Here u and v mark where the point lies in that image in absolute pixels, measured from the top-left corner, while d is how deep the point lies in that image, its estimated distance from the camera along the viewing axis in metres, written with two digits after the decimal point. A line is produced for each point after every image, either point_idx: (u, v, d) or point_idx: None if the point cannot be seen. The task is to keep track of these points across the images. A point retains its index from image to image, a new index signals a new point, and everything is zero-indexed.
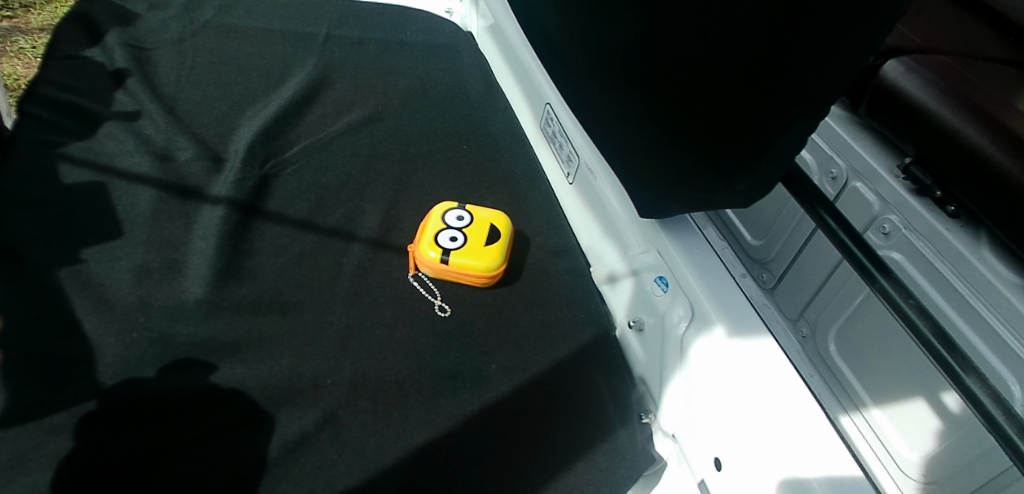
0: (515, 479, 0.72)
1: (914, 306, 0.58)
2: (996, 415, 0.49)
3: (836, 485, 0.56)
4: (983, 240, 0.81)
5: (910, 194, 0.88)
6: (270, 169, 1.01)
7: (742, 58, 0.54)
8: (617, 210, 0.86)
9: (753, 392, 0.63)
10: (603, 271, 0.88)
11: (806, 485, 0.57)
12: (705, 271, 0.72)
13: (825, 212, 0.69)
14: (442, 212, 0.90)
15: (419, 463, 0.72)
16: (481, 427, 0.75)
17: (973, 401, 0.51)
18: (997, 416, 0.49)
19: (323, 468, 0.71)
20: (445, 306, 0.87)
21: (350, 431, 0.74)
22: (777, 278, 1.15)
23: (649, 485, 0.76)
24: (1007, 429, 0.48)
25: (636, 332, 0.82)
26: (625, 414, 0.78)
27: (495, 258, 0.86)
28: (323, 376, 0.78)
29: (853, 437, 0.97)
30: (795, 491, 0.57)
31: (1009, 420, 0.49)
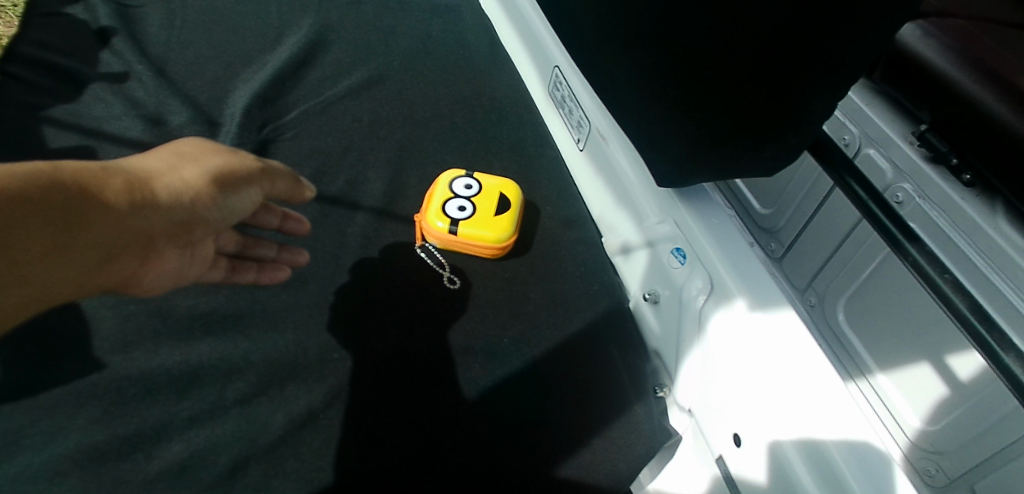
0: (529, 457, 0.71)
1: (950, 281, 0.56)
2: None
3: (854, 450, 0.55)
4: (999, 210, 0.79)
5: (926, 162, 0.84)
6: (268, 134, 0.97)
7: (771, 26, 0.50)
8: (631, 178, 0.82)
9: (772, 365, 0.61)
10: (616, 242, 0.86)
11: (823, 449, 0.56)
12: (725, 242, 0.70)
13: (852, 180, 0.66)
14: (449, 180, 0.86)
15: (431, 440, 0.71)
16: (492, 404, 0.74)
17: (1011, 380, 0.49)
18: None
19: (332, 445, 0.69)
20: (455, 279, 0.84)
21: (359, 407, 0.72)
22: (785, 247, 1.12)
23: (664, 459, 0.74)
24: None
25: (651, 304, 0.80)
26: (641, 387, 0.77)
27: (505, 229, 0.82)
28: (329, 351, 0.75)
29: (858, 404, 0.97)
30: (810, 453, 0.56)
31: None
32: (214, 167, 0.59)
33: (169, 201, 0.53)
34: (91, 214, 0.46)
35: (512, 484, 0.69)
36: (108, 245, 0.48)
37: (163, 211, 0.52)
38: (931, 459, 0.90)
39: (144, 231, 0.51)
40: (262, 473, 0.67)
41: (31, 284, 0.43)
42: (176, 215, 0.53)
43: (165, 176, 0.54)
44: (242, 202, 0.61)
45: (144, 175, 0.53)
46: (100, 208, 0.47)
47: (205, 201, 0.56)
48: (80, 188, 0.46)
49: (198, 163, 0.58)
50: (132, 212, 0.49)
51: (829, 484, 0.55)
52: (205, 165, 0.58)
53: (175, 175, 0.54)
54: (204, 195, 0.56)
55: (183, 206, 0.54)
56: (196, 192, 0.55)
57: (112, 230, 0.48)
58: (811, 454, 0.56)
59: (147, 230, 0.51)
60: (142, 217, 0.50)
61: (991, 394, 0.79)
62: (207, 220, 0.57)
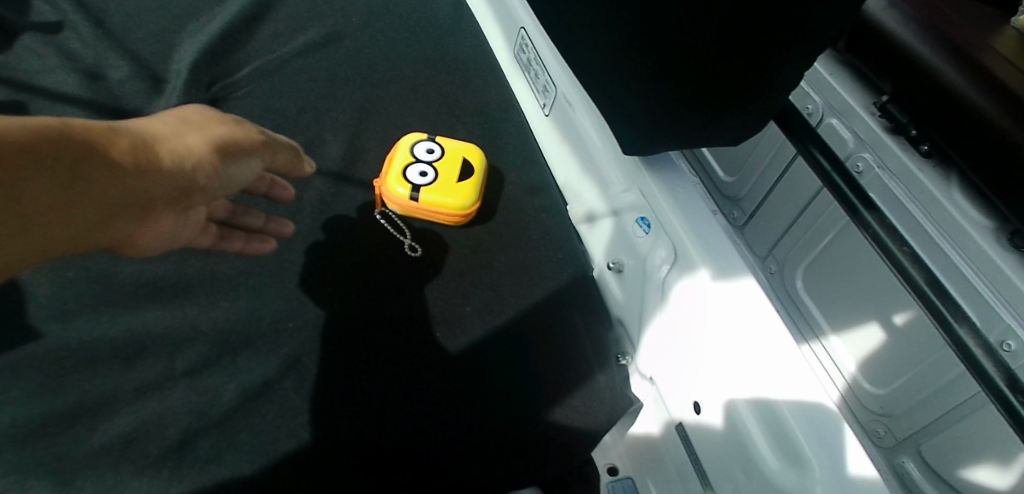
0: (490, 424, 0.70)
1: (909, 253, 0.56)
2: (986, 365, 0.50)
3: (807, 413, 0.56)
4: (953, 180, 0.79)
5: (886, 133, 0.83)
6: (218, 92, 0.91)
7: None
8: (597, 145, 0.81)
9: (732, 333, 0.62)
10: (580, 210, 0.84)
11: (777, 412, 0.57)
12: (689, 211, 0.69)
13: (817, 151, 0.66)
14: (411, 144, 0.83)
15: (391, 409, 0.69)
16: (453, 371, 0.73)
17: (964, 352, 0.52)
18: (986, 366, 0.50)
19: (288, 416, 0.67)
20: (416, 246, 0.81)
21: (316, 377, 0.70)
22: (748, 215, 1.14)
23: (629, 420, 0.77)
24: (997, 381, 0.49)
25: (615, 273, 0.79)
26: (602, 356, 0.76)
27: (468, 196, 0.80)
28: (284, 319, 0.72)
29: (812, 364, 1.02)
30: (764, 412, 0.58)
31: (999, 371, 0.50)
32: (220, 136, 0.59)
33: (173, 166, 0.53)
34: (98, 171, 0.47)
35: (472, 455, 0.68)
36: (112, 204, 0.48)
37: (168, 176, 0.52)
38: (881, 422, 0.94)
39: (148, 193, 0.51)
40: (214, 444, 0.64)
41: (34, 230, 0.44)
42: (180, 180, 0.53)
43: (172, 141, 0.54)
44: (242, 174, 0.61)
45: (152, 139, 0.53)
46: (106, 165, 0.47)
47: (206, 169, 0.56)
48: (91, 145, 0.47)
49: (204, 132, 0.58)
50: (138, 175, 0.49)
51: (785, 449, 0.57)
52: (211, 133, 0.58)
53: (180, 141, 0.55)
54: (208, 163, 0.56)
55: (186, 174, 0.54)
56: (201, 160, 0.55)
57: (117, 189, 0.48)
58: (765, 416, 0.58)
59: (150, 193, 0.51)
60: (147, 179, 0.50)
61: (938, 360, 0.82)
62: (206, 188, 0.57)
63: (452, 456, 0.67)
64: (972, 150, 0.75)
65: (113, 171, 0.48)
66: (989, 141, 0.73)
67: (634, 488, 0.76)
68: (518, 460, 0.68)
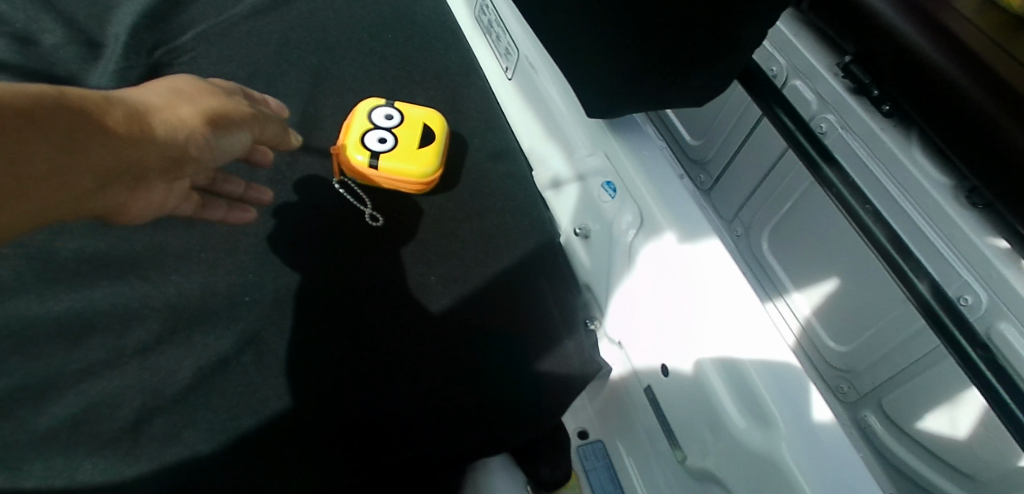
0: (460, 393, 0.68)
1: (872, 211, 0.56)
2: (945, 321, 0.52)
3: (771, 370, 0.56)
4: (914, 139, 0.79)
5: (849, 93, 0.83)
6: (161, 58, 0.86)
7: None
8: (560, 109, 0.79)
9: (698, 295, 0.62)
10: (546, 175, 0.82)
11: (742, 369, 0.57)
12: (654, 173, 0.68)
13: (781, 111, 0.65)
14: (369, 108, 0.79)
15: (355, 381, 0.67)
16: (420, 340, 0.70)
17: (925, 308, 0.53)
18: (945, 322, 0.52)
19: (248, 392, 0.64)
20: (377, 215, 0.77)
21: (276, 352, 0.67)
22: (713, 178, 1.14)
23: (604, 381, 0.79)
24: (956, 336, 0.52)
25: (582, 239, 0.78)
26: (570, 322, 0.74)
27: (429, 164, 0.77)
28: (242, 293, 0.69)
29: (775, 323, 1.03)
30: (729, 370, 0.59)
31: (958, 325, 0.52)
32: (212, 107, 0.56)
33: (167, 135, 0.50)
34: (95, 138, 0.44)
35: (438, 429, 0.66)
36: (110, 173, 0.45)
37: (163, 145, 0.50)
38: (845, 378, 0.96)
39: (143, 163, 0.48)
40: (169, 424, 0.61)
41: (34, 201, 0.40)
42: (173, 150, 0.51)
43: (165, 111, 0.51)
44: (232, 146, 0.59)
45: (144, 107, 0.50)
46: (102, 133, 0.44)
47: (198, 139, 0.53)
48: (86, 110, 0.44)
49: (195, 101, 0.55)
50: (134, 143, 0.47)
51: (749, 407, 0.57)
52: (201, 103, 0.56)
53: (173, 112, 0.52)
54: (201, 134, 0.54)
55: (179, 144, 0.51)
56: (193, 131, 0.53)
57: (113, 156, 0.45)
58: (729, 373, 0.59)
59: (145, 162, 0.48)
60: (143, 148, 0.48)
61: (902, 314, 0.83)
62: (198, 158, 0.55)
63: (420, 427, 0.66)
64: (933, 110, 0.75)
65: (109, 140, 0.45)
66: (950, 105, 0.72)
67: (605, 451, 0.77)
68: (488, 428, 0.67)
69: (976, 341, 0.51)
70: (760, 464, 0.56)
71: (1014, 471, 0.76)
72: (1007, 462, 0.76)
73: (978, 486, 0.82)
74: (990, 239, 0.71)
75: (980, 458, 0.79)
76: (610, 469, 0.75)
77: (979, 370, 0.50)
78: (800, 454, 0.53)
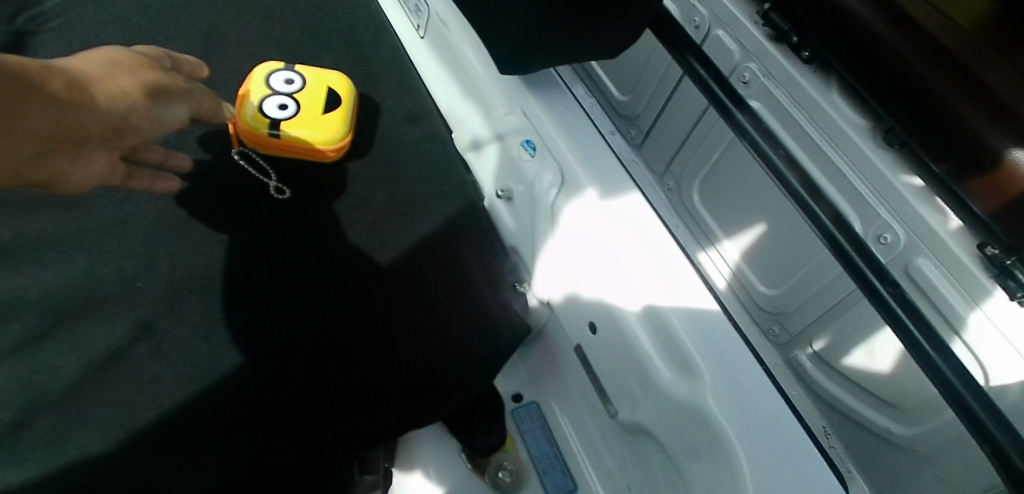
0: (388, 365, 0.64)
1: (783, 155, 0.56)
2: (856, 260, 0.53)
3: (692, 318, 0.57)
4: (833, 85, 0.78)
5: (769, 41, 0.82)
6: (16, 16, 0.73)
7: None
8: (476, 67, 0.76)
9: (620, 250, 0.61)
10: (465, 137, 0.78)
11: (664, 320, 0.58)
12: (572, 129, 0.67)
13: (693, 59, 0.64)
14: (268, 73, 0.71)
15: (269, 361, 0.61)
16: (342, 312, 0.65)
17: (837, 250, 0.53)
18: (856, 261, 0.53)
19: (147, 386, 0.57)
20: (282, 187, 0.69)
21: (176, 341, 0.60)
22: (644, 133, 1.13)
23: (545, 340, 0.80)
24: (867, 274, 0.52)
25: (505, 201, 0.76)
26: (496, 287, 0.72)
27: (336, 130, 0.69)
28: (131, 279, 0.61)
29: (710, 272, 1.05)
30: (652, 322, 0.59)
31: (867, 263, 0.53)
32: (152, 79, 0.56)
33: (109, 105, 0.50)
34: (39, 103, 0.44)
35: (364, 411, 0.62)
36: (61, 138, 0.45)
37: (106, 113, 0.49)
38: (776, 321, 0.99)
39: (89, 130, 0.48)
40: (55, 425, 0.55)
41: None
42: (119, 119, 0.51)
43: (106, 81, 0.51)
44: (173, 117, 0.58)
45: (85, 77, 0.49)
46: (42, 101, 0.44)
47: (141, 110, 0.53)
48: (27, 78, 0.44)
49: (133, 72, 0.54)
50: (75, 112, 0.46)
51: (674, 358, 0.58)
52: (140, 73, 0.55)
53: (110, 83, 0.51)
54: (143, 104, 0.53)
55: (119, 114, 0.51)
56: (135, 101, 0.52)
57: (60, 122, 0.45)
58: (653, 322, 0.59)
59: (93, 131, 0.48)
60: (87, 116, 0.48)
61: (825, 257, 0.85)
62: (142, 130, 0.54)
63: (344, 409, 0.61)
64: (849, 55, 0.74)
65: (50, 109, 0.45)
66: (865, 49, 0.73)
67: (539, 411, 0.79)
68: (417, 404, 0.64)
69: (886, 279, 0.52)
70: (687, 413, 0.56)
71: (931, 398, 0.78)
72: (924, 391, 0.78)
73: (900, 414, 0.84)
74: (906, 178, 0.72)
75: (902, 387, 0.81)
76: (545, 429, 0.78)
77: (888, 306, 0.51)
78: (724, 399, 0.54)
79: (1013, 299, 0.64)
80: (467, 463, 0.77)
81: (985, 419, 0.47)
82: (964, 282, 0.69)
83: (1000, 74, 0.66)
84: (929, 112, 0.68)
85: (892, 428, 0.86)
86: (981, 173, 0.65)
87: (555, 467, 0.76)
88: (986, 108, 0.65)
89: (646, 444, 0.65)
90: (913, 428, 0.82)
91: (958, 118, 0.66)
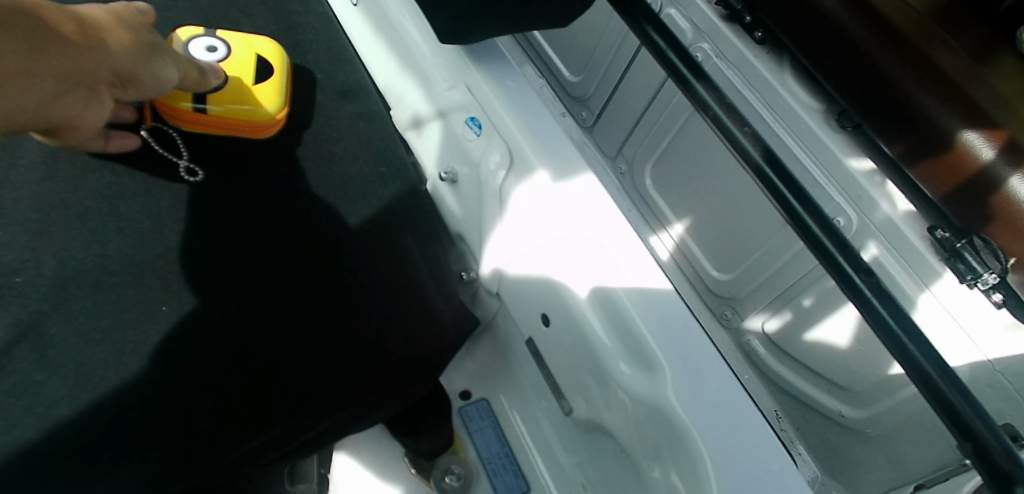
0: (300, 368, 0.56)
1: (749, 134, 0.53)
2: (828, 246, 0.49)
3: (646, 303, 0.54)
4: (785, 65, 0.75)
5: (722, 20, 0.78)
6: None
7: None
8: (415, 39, 0.70)
9: (572, 237, 0.57)
10: (404, 115, 0.71)
11: (621, 311, 0.54)
12: (520, 105, 0.63)
13: (651, 29, 0.59)
14: (188, 37, 0.62)
15: (169, 365, 0.52)
16: (254, 308, 0.56)
17: (806, 234, 0.50)
18: (830, 249, 0.49)
19: (27, 397, 0.48)
20: (195, 168, 0.59)
21: (65, 344, 0.50)
22: (595, 115, 1.09)
23: (496, 334, 0.75)
24: (839, 261, 0.49)
25: (450, 185, 0.70)
26: (440, 278, 0.67)
27: (268, 103, 0.62)
28: (5, 273, 0.50)
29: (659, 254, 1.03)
30: (605, 307, 0.55)
31: (842, 251, 0.49)
32: (146, 32, 0.51)
33: (116, 52, 0.47)
34: (61, 43, 0.41)
35: (286, 417, 0.55)
36: (70, 79, 0.42)
37: (111, 60, 0.46)
38: (728, 304, 0.97)
39: (91, 79, 0.44)
40: None
41: (29, 100, 0.39)
42: (118, 65, 0.47)
43: (111, 27, 0.47)
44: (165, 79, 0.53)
45: (92, 19, 0.46)
46: (66, 47, 0.41)
47: (140, 63, 0.49)
48: (41, 12, 0.40)
49: (131, 23, 0.50)
50: (89, 57, 0.44)
51: (632, 353, 0.54)
52: (137, 27, 0.51)
53: (123, 33, 0.48)
54: (142, 57, 0.49)
55: (126, 66, 0.48)
56: (137, 53, 0.49)
57: (73, 63, 0.42)
58: (603, 305, 0.55)
59: (95, 75, 0.44)
60: (93, 57, 0.44)
61: (778, 240, 0.83)
62: (137, 83, 0.50)
63: (262, 418, 0.54)
64: (806, 37, 0.72)
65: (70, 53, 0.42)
66: (829, 35, 0.70)
67: (489, 408, 0.75)
68: (352, 405, 0.58)
69: (862, 268, 0.48)
70: (645, 410, 0.53)
71: (882, 380, 0.77)
72: (874, 372, 0.78)
73: (848, 396, 0.83)
74: (856, 160, 0.69)
75: (852, 369, 0.80)
76: (495, 428, 0.74)
77: (871, 302, 0.46)
78: (687, 397, 0.51)
79: (963, 283, 0.62)
80: (410, 468, 0.71)
81: (957, 404, 0.43)
82: (915, 265, 0.65)
83: (954, 58, 0.63)
84: (880, 94, 0.67)
85: (841, 410, 0.84)
86: (930, 158, 0.64)
87: (507, 468, 0.72)
88: (938, 89, 0.63)
89: (601, 440, 0.62)
90: (864, 410, 0.81)
91: (912, 100, 0.64)
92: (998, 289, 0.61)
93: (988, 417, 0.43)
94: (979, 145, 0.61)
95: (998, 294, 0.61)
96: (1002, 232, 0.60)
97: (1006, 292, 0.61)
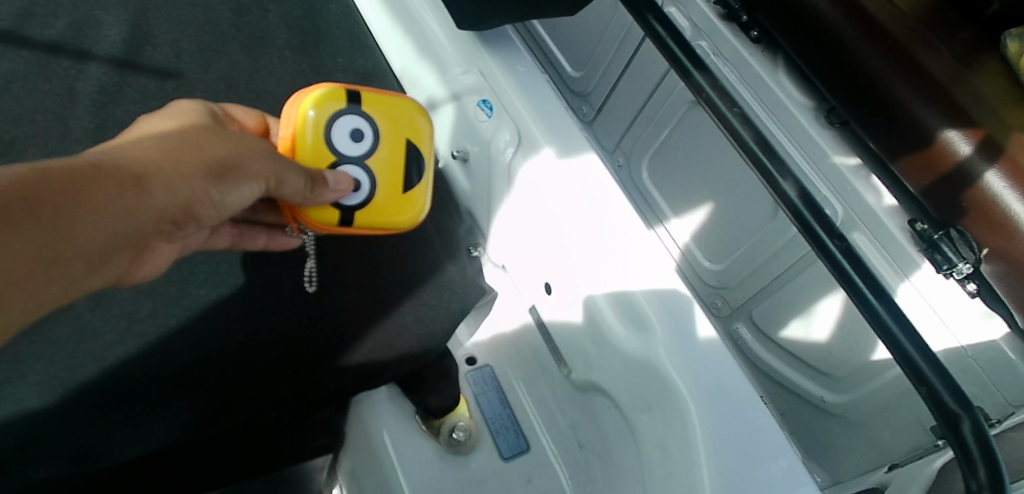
0: (326, 334, 0.61)
1: (739, 115, 0.58)
2: (808, 217, 0.53)
3: (652, 292, 0.58)
4: (780, 64, 0.79)
5: (720, 19, 0.82)
6: None
7: None
8: (432, 29, 0.74)
9: (575, 218, 0.62)
10: (420, 97, 0.76)
11: (632, 302, 0.58)
12: (529, 88, 0.68)
13: (652, 18, 0.64)
14: (328, 119, 0.56)
15: (206, 319, 0.57)
16: (280, 273, 0.61)
17: (784, 201, 0.55)
18: (808, 219, 0.53)
19: (85, 346, 0.53)
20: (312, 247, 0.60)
21: (116, 299, 0.55)
22: (596, 110, 1.14)
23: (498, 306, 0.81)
24: (815, 227, 0.53)
25: (460, 162, 0.76)
26: (453, 249, 0.70)
27: (415, 205, 0.62)
28: None
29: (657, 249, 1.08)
30: (620, 304, 0.59)
31: (819, 222, 0.53)
32: (215, 150, 0.42)
33: (157, 200, 0.37)
34: (59, 227, 0.31)
35: (307, 373, 0.59)
36: (93, 252, 0.34)
37: (159, 206, 0.37)
38: (718, 294, 1.02)
39: (134, 232, 0.36)
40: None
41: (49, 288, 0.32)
42: (172, 206, 0.38)
43: (166, 159, 0.38)
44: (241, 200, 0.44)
45: (141, 160, 0.37)
46: (89, 215, 0.33)
47: (199, 194, 0.40)
48: (38, 190, 0.31)
49: (189, 146, 0.40)
50: (126, 215, 0.35)
51: (631, 326, 0.58)
52: (204, 145, 0.41)
53: (180, 165, 0.39)
54: (208, 185, 0.40)
55: (181, 204, 0.38)
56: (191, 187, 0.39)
57: (97, 235, 0.33)
58: (615, 298, 0.60)
59: (137, 232, 0.36)
60: (137, 212, 0.36)
61: (765, 233, 0.88)
62: (202, 214, 0.41)
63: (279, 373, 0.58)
64: (796, 32, 0.76)
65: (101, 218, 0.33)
66: (825, 42, 0.74)
67: (492, 375, 0.80)
68: (366, 366, 0.62)
69: (835, 234, 0.53)
70: (642, 372, 0.58)
71: (864, 365, 0.81)
72: (855, 360, 0.82)
73: (831, 382, 0.87)
74: (844, 155, 0.73)
75: (833, 356, 0.84)
76: (498, 392, 0.79)
77: (846, 268, 0.51)
78: (675, 354, 0.56)
79: (940, 273, 0.66)
80: (420, 425, 0.75)
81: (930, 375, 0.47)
82: (897, 258, 0.69)
83: (943, 61, 0.69)
84: (871, 97, 0.72)
85: (824, 395, 0.89)
86: (916, 151, 0.69)
87: (509, 428, 0.77)
88: (924, 88, 0.69)
89: (597, 402, 0.67)
90: (845, 395, 0.86)
91: (901, 103, 0.70)
92: (972, 279, 0.65)
93: (953, 383, 0.47)
94: (958, 140, 0.66)
95: (972, 284, 0.65)
96: (976, 221, 0.66)
97: (979, 281, 0.65)
